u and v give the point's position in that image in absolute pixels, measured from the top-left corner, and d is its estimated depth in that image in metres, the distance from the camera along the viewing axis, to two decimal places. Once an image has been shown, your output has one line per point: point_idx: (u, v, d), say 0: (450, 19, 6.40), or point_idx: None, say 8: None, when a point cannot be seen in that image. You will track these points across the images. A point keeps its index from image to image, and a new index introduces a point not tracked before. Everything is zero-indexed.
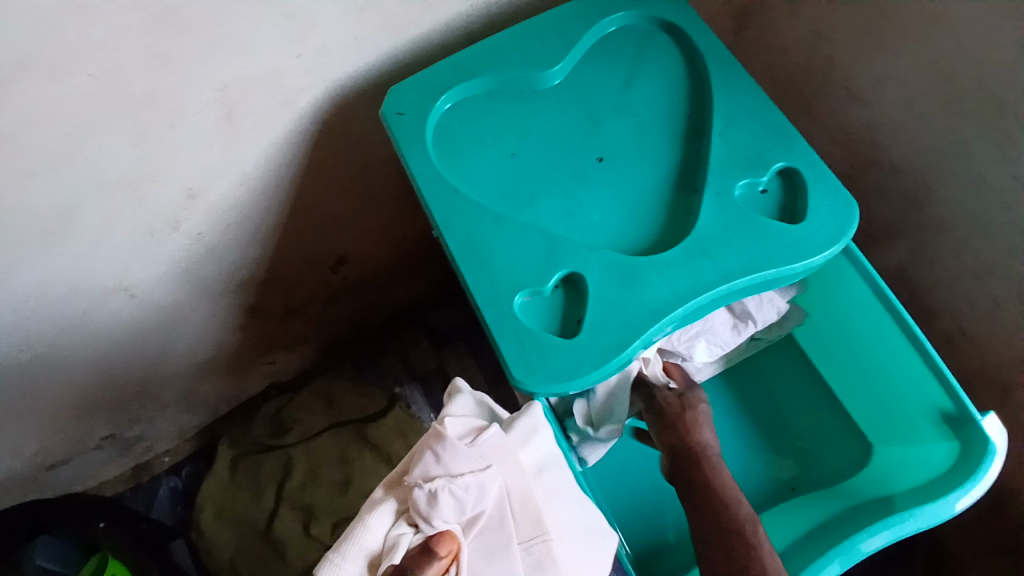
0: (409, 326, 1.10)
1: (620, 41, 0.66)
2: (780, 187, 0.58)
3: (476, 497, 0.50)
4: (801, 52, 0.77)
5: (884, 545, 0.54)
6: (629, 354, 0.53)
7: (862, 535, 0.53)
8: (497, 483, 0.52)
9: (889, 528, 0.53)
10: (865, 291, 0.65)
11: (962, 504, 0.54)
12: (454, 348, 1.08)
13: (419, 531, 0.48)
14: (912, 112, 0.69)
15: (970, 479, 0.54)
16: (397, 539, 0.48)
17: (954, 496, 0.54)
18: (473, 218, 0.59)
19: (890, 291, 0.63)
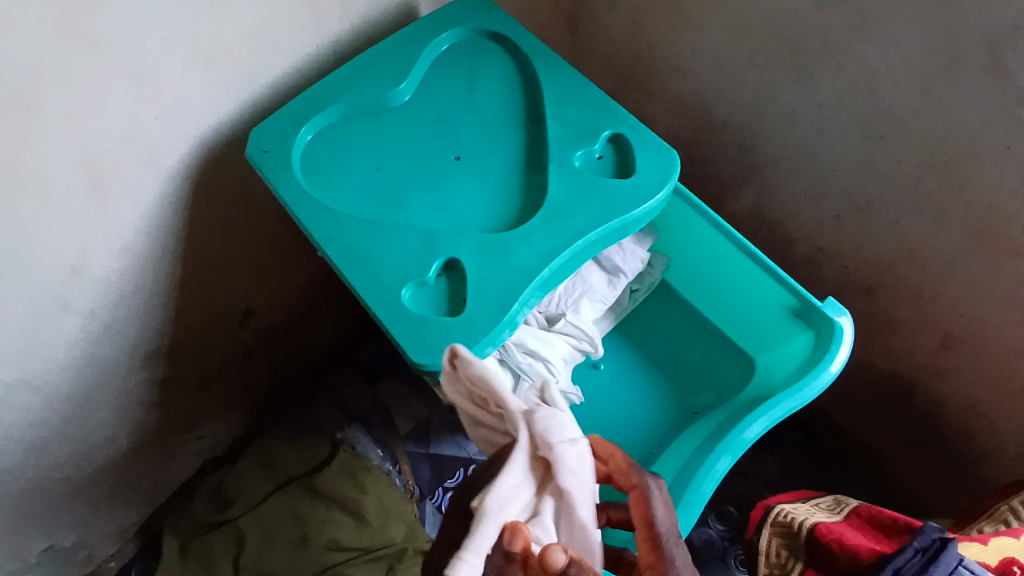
0: (341, 369, 1.26)
1: (454, 56, 0.71)
2: (615, 151, 0.64)
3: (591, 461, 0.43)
4: (626, 41, 0.95)
5: (766, 431, 0.58)
6: (513, 321, 0.56)
7: (741, 425, 0.57)
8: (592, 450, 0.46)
9: (765, 413, 0.57)
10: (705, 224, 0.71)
11: (826, 378, 0.59)
12: (386, 381, 1.25)
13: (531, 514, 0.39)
14: (726, 68, 0.86)
15: (827, 357, 0.59)
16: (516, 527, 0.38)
17: (819, 374, 0.59)
18: (351, 230, 0.60)
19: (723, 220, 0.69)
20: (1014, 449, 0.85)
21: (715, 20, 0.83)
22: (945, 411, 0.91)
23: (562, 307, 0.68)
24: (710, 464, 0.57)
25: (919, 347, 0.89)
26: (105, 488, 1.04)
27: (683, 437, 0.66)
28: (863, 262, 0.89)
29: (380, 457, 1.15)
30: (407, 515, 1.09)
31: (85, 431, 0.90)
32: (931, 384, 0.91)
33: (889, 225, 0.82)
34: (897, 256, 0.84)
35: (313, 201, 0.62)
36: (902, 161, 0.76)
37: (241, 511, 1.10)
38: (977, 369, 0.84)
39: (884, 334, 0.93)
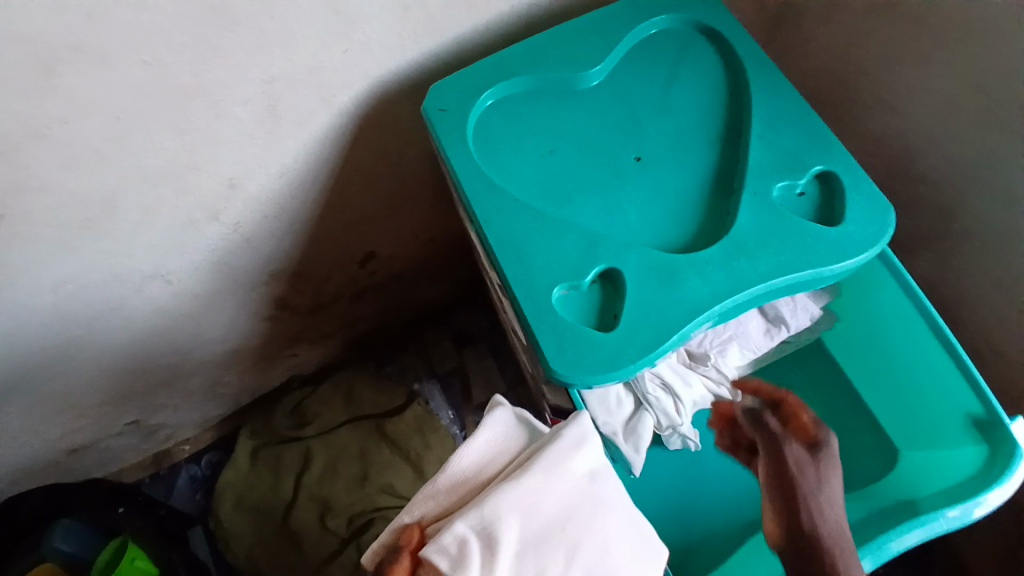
0: (434, 327, 1.26)
1: (659, 44, 0.64)
2: (819, 190, 0.56)
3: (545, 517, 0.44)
4: (833, 60, 0.85)
5: (916, 544, 0.53)
6: (666, 355, 0.51)
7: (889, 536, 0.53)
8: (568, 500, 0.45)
9: (919, 527, 0.53)
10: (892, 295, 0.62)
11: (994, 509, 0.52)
12: (474, 350, 1.24)
13: (478, 527, 0.42)
14: (945, 118, 0.75)
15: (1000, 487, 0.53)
16: (461, 537, 0.42)
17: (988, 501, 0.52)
18: (514, 214, 0.57)
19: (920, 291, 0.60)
20: None
21: (951, 63, 0.72)
22: None
23: (707, 345, 0.63)
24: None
25: None
26: (201, 383, 1.10)
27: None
28: None
29: (450, 419, 1.15)
30: None
31: (197, 332, 0.94)
32: None
33: None
34: None
35: (480, 173, 0.58)
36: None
37: (315, 433, 1.14)
38: None
39: None
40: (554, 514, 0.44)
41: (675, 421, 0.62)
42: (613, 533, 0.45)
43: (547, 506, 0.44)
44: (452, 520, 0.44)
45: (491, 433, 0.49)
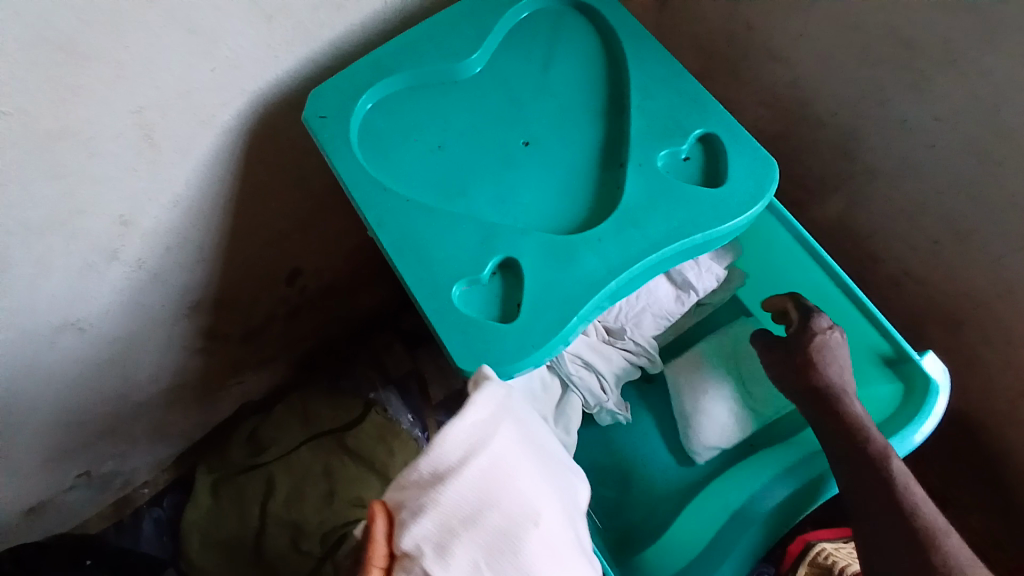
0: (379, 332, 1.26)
1: (532, 26, 0.64)
2: (703, 152, 0.57)
3: (530, 524, 0.42)
4: (720, 19, 0.86)
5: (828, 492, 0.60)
6: (570, 337, 0.51)
7: (821, 485, 0.61)
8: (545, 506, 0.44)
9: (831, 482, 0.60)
10: (796, 248, 0.65)
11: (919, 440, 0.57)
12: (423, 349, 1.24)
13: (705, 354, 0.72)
14: (830, 63, 0.77)
15: (920, 420, 0.57)
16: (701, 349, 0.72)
17: (913, 434, 0.57)
18: (406, 215, 0.55)
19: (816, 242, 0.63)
20: None
21: (828, 8, 0.73)
22: (1017, 462, 0.84)
23: (623, 319, 0.65)
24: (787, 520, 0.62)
25: (1000, 392, 0.81)
26: (146, 425, 1.07)
27: (747, 465, 0.67)
28: (955, 295, 0.81)
29: (410, 423, 1.15)
30: None
31: (128, 374, 0.92)
32: (1004, 433, 0.84)
33: (994, 261, 0.74)
34: (995, 294, 0.76)
35: (367, 178, 0.57)
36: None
37: (274, 458, 1.11)
38: None
39: (963, 374, 0.85)
40: (535, 507, 0.43)
41: (601, 398, 0.65)
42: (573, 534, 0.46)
43: (535, 510, 0.43)
44: (458, 525, 0.41)
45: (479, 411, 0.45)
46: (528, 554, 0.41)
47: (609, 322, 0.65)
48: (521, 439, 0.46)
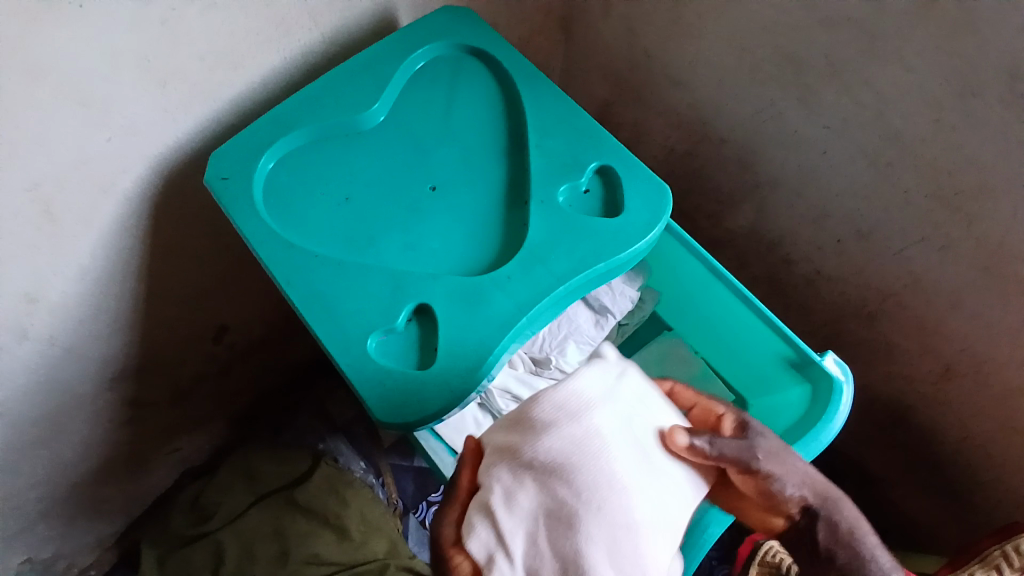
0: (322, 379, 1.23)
1: (431, 73, 0.65)
2: (602, 184, 0.59)
3: (616, 506, 0.41)
4: (621, 48, 0.90)
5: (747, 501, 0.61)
6: (487, 378, 0.52)
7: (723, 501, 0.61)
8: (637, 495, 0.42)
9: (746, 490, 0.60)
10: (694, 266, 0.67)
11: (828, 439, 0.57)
12: None
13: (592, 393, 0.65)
14: (724, 83, 0.81)
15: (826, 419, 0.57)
16: None
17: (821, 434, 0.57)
18: (315, 270, 0.55)
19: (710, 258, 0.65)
20: (1013, 483, 0.83)
21: (715, 33, 0.78)
22: (942, 441, 0.88)
23: (547, 348, 0.65)
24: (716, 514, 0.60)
25: (916, 375, 0.86)
26: (79, 504, 1.02)
27: None
28: (864, 289, 0.85)
29: (362, 470, 1.12)
30: (390, 529, 1.06)
31: (52, 453, 0.87)
32: (926, 415, 0.89)
33: (893, 254, 0.78)
34: (898, 285, 0.80)
35: (273, 236, 0.56)
36: (910, 189, 0.71)
37: (221, 524, 1.07)
38: (983, 405, 0.80)
39: (882, 363, 0.90)
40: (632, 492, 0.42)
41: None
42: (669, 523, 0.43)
43: (631, 493, 0.41)
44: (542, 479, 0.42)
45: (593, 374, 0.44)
46: (603, 531, 0.40)
47: (534, 353, 0.65)
48: (630, 417, 0.44)
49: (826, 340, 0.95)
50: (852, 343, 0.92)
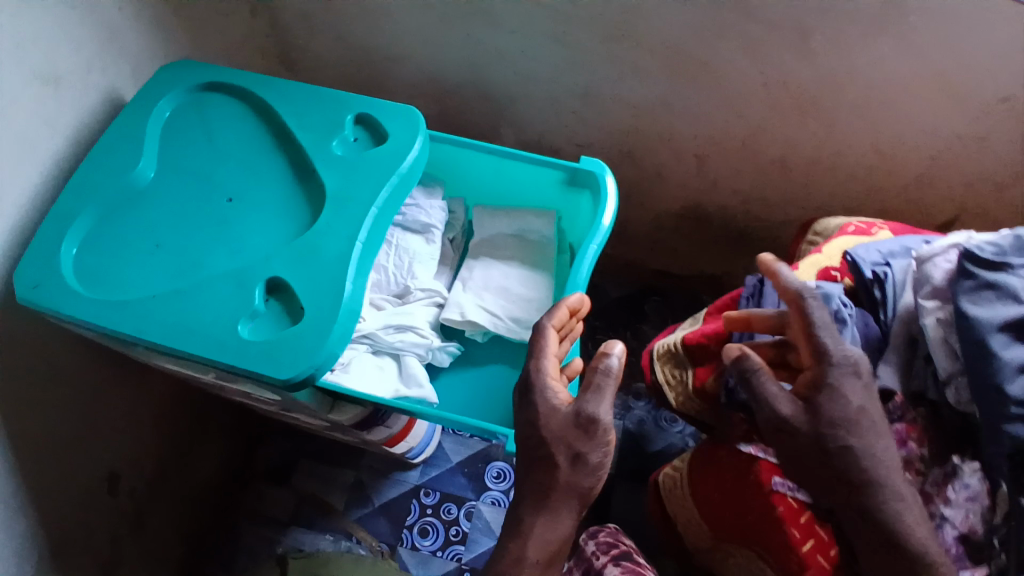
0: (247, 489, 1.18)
1: (180, 117, 0.71)
2: (364, 129, 0.70)
3: (487, 270, 0.76)
4: (339, 55, 1.02)
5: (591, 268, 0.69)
6: (353, 301, 0.59)
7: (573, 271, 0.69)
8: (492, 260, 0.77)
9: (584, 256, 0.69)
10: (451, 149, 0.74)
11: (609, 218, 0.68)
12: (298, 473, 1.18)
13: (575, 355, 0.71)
14: (425, 40, 0.95)
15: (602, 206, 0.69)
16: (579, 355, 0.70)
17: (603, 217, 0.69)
18: (164, 308, 0.60)
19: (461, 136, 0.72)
20: (790, 206, 1.06)
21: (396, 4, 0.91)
22: (733, 210, 1.10)
23: (400, 279, 0.73)
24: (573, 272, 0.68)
25: (688, 173, 1.06)
26: None
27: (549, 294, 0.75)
28: (617, 136, 1.03)
29: (333, 540, 1.12)
30: None
31: None
32: (713, 200, 1.09)
33: (615, 97, 0.96)
34: (633, 117, 0.99)
35: (105, 302, 0.60)
36: (589, 42, 0.89)
37: None
38: (736, 165, 1.02)
39: (663, 181, 1.09)
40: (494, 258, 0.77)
41: (459, 321, 0.72)
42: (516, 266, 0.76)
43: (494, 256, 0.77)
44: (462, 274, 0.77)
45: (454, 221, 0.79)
46: (495, 274, 0.76)
47: (390, 288, 0.73)
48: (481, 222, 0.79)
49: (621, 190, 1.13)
50: (638, 180, 1.10)
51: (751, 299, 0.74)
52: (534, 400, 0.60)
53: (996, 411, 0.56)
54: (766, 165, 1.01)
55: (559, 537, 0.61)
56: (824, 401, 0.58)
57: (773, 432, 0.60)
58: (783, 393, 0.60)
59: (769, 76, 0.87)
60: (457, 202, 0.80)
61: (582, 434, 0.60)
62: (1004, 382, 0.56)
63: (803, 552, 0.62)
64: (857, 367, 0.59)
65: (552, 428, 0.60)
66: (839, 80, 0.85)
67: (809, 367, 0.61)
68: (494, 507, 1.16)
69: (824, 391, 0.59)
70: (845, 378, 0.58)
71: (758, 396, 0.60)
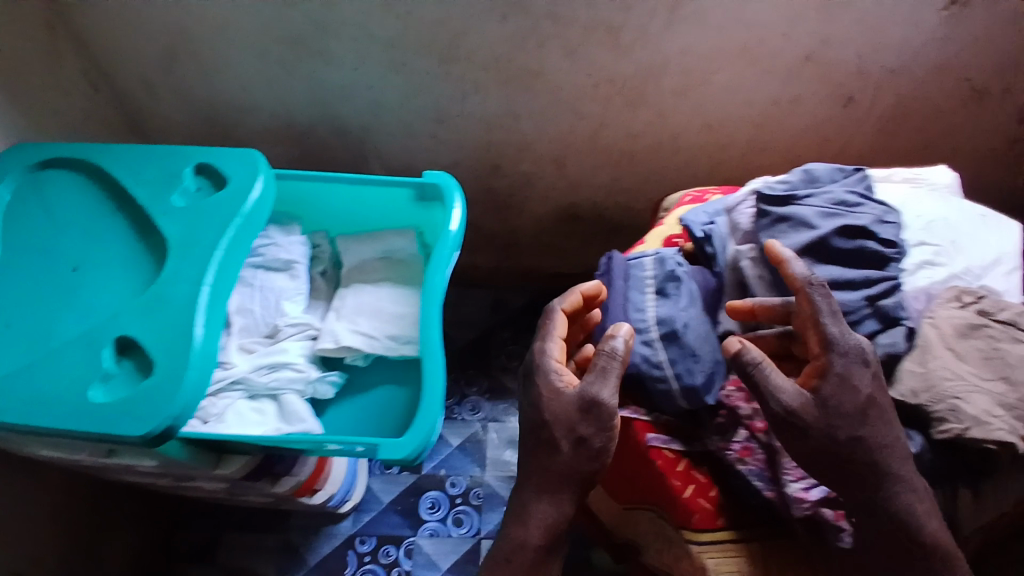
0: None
1: (13, 197, 0.70)
2: (205, 177, 0.71)
3: (358, 295, 0.77)
4: (191, 113, 1.03)
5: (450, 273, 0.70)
6: (207, 343, 0.59)
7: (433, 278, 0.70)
8: (361, 285, 0.78)
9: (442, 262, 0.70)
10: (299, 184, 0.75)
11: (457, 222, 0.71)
12: (222, 548, 1.12)
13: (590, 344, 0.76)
14: (273, 87, 0.98)
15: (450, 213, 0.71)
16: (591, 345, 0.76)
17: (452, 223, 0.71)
18: (12, 388, 0.58)
19: (303, 170, 0.73)
20: (645, 188, 1.15)
21: (236, 57, 0.94)
22: (599, 201, 1.18)
23: (268, 319, 0.72)
24: (435, 273, 0.69)
25: (549, 175, 1.13)
26: None
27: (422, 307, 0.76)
28: (478, 151, 1.09)
29: None
30: None
31: None
32: (579, 195, 1.17)
33: (465, 115, 1.02)
34: (487, 131, 1.05)
35: None
36: (428, 68, 0.95)
37: None
38: (589, 160, 1.10)
39: (531, 186, 1.16)
40: (363, 282, 0.78)
41: (335, 349, 0.72)
42: (385, 286, 0.77)
43: (363, 281, 0.78)
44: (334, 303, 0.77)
45: (319, 254, 0.79)
46: (366, 297, 0.76)
47: (259, 330, 0.72)
48: (346, 250, 0.79)
49: (496, 202, 1.19)
50: (508, 189, 1.17)
51: (603, 277, 0.76)
52: (540, 382, 0.67)
53: (812, 326, 0.62)
54: (616, 156, 1.10)
55: (562, 515, 0.66)
56: (842, 387, 0.57)
57: (778, 428, 0.59)
58: (792, 389, 0.59)
59: (594, 76, 0.96)
60: (320, 235, 0.80)
61: (586, 420, 0.65)
62: (813, 298, 0.61)
63: (684, 498, 0.67)
64: (862, 354, 0.58)
65: (562, 417, 0.66)
66: (656, 69, 0.94)
67: (817, 355, 0.60)
68: (433, 539, 1.15)
69: (840, 378, 0.58)
70: (853, 366, 0.57)
71: (762, 390, 0.60)
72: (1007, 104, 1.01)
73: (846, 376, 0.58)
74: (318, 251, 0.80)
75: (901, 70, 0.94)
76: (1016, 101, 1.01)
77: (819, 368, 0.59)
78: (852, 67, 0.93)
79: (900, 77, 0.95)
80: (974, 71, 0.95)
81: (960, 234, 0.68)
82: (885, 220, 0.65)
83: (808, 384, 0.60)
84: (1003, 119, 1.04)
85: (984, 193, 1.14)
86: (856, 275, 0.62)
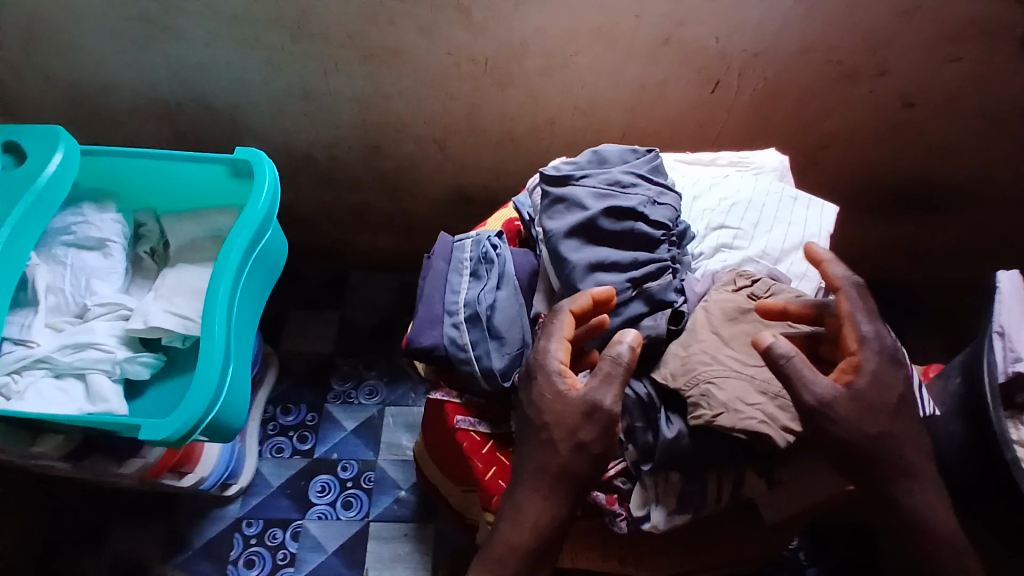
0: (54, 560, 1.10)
1: None
2: (12, 154, 0.70)
3: (179, 273, 0.76)
4: (55, 94, 1.00)
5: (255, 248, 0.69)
6: None
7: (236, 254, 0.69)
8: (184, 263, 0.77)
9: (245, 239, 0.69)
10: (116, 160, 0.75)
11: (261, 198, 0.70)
12: (110, 531, 1.12)
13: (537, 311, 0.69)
14: (131, 65, 0.95)
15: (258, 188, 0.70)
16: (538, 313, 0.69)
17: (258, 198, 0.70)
18: None
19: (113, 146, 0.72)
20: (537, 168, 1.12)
21: (87, 34, 0.91)
22: (493, 183, 1.16)
23: (76, 298, 0.72)
24: (233, 245, 0.68)
25: (436, 157, 1.10)
26: None
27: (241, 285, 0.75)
28: (357, 133, 1.05)
29: None
30: None
31: None
32: (472, 177, 1.15)
33: (331, 96, 0.98)
34: (360, 112, 1.01)
35: None
36: (282, 47, 0.92)
37: None
38: (473, 142, 1.07)
39: (420, 169, 1.13)
40: (186, 260, 0.78)
41: (144, 329, 0.71)
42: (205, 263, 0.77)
43: (185, 258, 0.78)
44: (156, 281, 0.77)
45: (145, 232, 0.80)
46: (185, 274, 0.76)
47: (67, 309, 0.72)
48: (172, 228, 0.79)
49: (388, 184, 1.16)
50: (397, 172, 1.14)
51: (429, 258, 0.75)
52: (541, 392, 0.59)
53: None
54: (500, 138, 1.06)
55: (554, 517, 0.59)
56: (872, 389, 0.57)
57: (802, 421, 0.56)
58: (827, 384, 0.55)
59: (455, 55, 0.92)
60: (147, 214, 0.81)
61: (589, 424, 0.58)
62: (577, 282, 0.61)
63: (485, 480, 0.67)
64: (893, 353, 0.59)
65: (563, 419, 0.59)
66: (516, 50, 0.92)
67: (849, 352, 0.58)
68: (320, 521, 1.15)
69: (874, 377, 0.57)
70: (888, 366, 0.58)
71: (795, 384, 0.55)
72: (890, 87, 0.97)
73: (876, 369, 0.57)
74: (145, 230, 0.80)
75: (765, 53, 0.92)
76: (898, 85, 0.97)
77: (852, 367, 0.58)
78: (713, 50, 0.91)
79: (764, 59, 0.93)
80: (845, 51, 0.92)
81: (763, 216, 0.67)
82: (656, 201, 0.63)
83: (841, 382, 0.58)
84: (890, 103, 0.99)
85: (887, 176, 1.11)
86: (624, 257, 0.62)
